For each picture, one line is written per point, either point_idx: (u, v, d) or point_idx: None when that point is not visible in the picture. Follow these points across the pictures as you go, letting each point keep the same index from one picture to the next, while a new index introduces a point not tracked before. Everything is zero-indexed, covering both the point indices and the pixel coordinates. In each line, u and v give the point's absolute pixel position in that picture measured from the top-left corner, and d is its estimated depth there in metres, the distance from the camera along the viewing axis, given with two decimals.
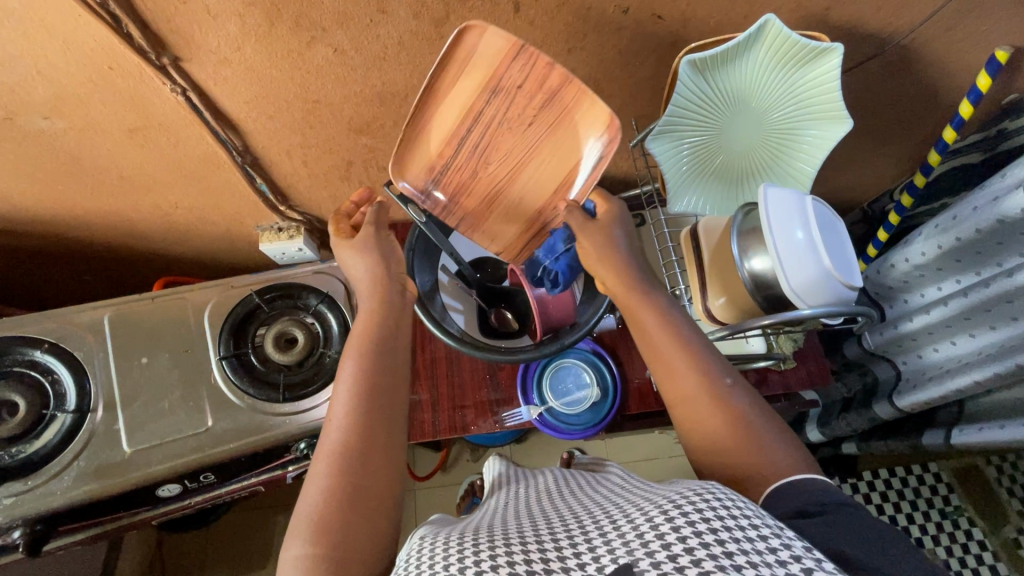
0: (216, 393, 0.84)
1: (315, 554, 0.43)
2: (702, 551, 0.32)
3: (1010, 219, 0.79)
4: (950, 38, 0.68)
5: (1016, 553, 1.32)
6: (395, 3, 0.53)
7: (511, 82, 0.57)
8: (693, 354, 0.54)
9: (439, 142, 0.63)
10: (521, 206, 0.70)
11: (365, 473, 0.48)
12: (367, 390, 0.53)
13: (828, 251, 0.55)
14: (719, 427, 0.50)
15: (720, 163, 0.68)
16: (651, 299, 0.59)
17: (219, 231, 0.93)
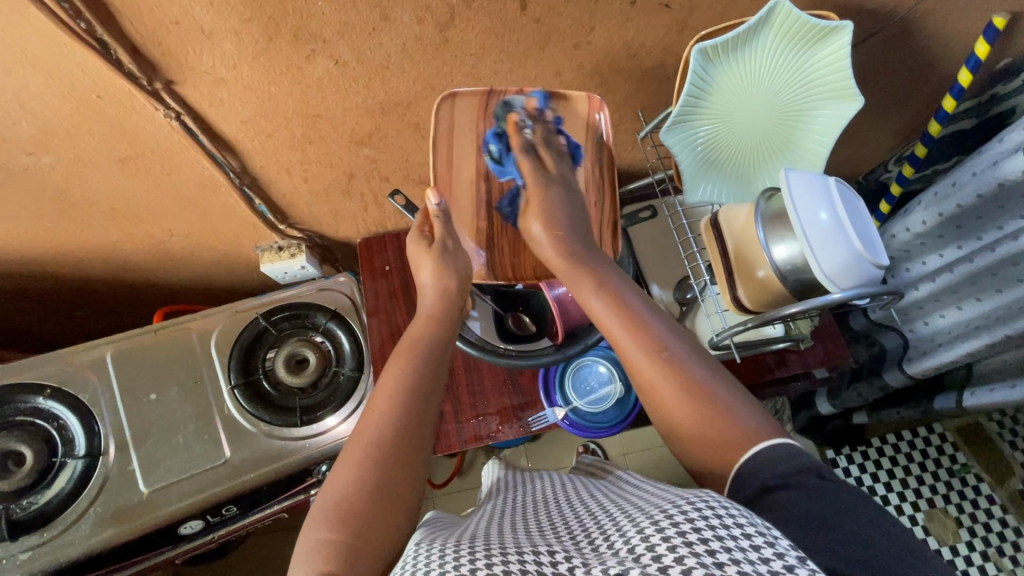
0: (230, 422, 0.82)
1: (336, 541, 0.41)
2: (691, 557, 0.32)
3: (1010, 182, 0.80)
4: (950, 9, 0.68)
5: (1023, 504, 1.36)
6: (398, 10, 0.51)
7: (494, 127, 0.65)
8: (636, 321, 0.51)
9: (469, 197, 0.69)
10: None
11: (399, 466, 0.47)
12: (409, 390, 0.52)
13: (856, 232, 0.53)
14: (679, 393, 0.47)
15: (734, 151, 0.66)
16: (593, 270, 0.57)
17: (218, 256, 0.90)
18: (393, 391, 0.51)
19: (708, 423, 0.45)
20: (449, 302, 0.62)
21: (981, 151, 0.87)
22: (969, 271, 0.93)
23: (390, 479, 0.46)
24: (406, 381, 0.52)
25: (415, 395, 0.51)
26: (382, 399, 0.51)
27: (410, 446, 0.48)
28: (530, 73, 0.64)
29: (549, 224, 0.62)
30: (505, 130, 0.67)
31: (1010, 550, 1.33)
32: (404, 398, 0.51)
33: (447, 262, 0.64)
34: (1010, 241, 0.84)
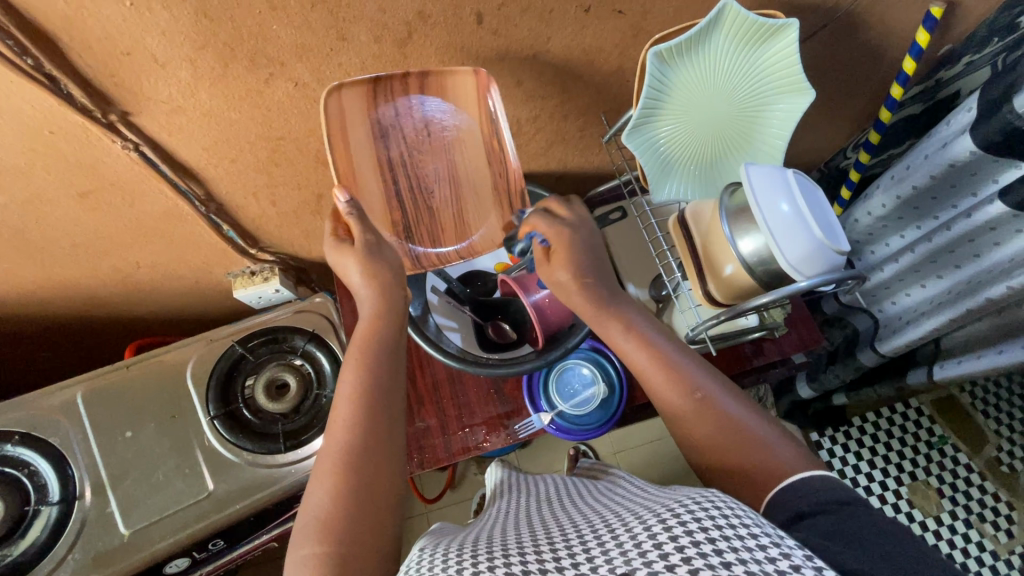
0: (211, 454, 0.80)
1: (323, 554, 0.41)
2: (697, 556, 0.33)
3: (959, 163, 0.86)
4: (889, 2, 0.71)
5: (999, 470, 1.42)
6: (354, 29, 0.51)
7: (392, 112, 0.63)
8: (669, 366, 0.55)
9: (378, 185, 0.69)
10: (483, 200, 0.73)
11: (374, 471, 0.47)
12: (372, 391, 0.51)
13: (817, 221, 0.55)
14: (714, 428, 0.51)
15: (696, 149, 0.68)
16: (623, 309, 0.60)
17: (188, 284, 0.88)
18: (353, 395, 0.51)
19: (728, 451, 0.50)
20: (387, 291, 0.58)
21: (931, 134, 0.92)
22: (929, 249, 0.97)
23: (369, 483, 0.46)
24: (366, 381, 0.52)
25: (379, 401, 0.51)
26: (344, 408, 0.50)
27: (376, 443, 0.48)
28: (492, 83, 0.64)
29: (576, 273, 0.61)
30: (396, 117, 0.64)
31: (991, 515, 1.37)
32: (366, 402, 0.50)
33: (370, 257, 0.58)
34: (964, 219, 0.88)
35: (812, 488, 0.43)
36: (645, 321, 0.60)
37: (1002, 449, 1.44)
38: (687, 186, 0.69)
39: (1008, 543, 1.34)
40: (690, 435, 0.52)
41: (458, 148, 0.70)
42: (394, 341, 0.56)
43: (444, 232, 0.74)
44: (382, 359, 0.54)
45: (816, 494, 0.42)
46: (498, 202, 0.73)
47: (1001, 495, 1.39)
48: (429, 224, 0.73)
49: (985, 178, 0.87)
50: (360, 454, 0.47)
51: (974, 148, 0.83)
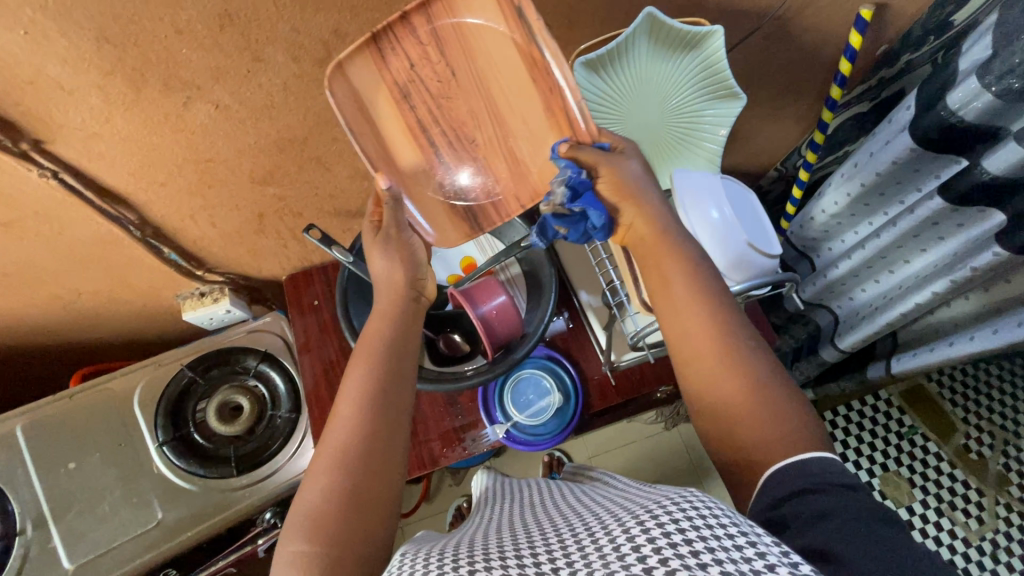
0: (161, 482, 0.79)
1: (309, 553, 0.41)
2: (670, 550, 0.32)
3: (903, 159, 0.88)
4: (816, 6, 0.72)
5: (967, 457, 1.43)
6: (270, 51, 0.51)
7: (406, 64, 0.52)
8: (707, 313, 0.51)
9: (419, 149, 0.58)
10: (541, 135, 0.58)
11: (369, 469, 0.46)
12: (376, 389, 0.51)
13: (743, 226, 0.57)
14: (738, 383, 0.48)
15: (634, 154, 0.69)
16: (674, 249, 0.55)
17: (135, 308, 0.86)
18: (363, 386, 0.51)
19: (735, 409, 0.47)
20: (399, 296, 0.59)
21: (877, 131, 0.93)
22: (879, 246, 0.98)
23: (364, 480, 0.45)
24: (371, 377, 0.52)
25: (381, 399, 0.51)
26: (344, 405, 0.50)
27: (376, 438, 0.48)
28: None
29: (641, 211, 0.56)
30: (412, 68, 0.53)
31: (962, 503, 1.39)
32: (367, 400, 0.50)
33: (393, 247, 0.59)
34: (908, 215, 0.90)
35: (829, 471, 0.41)
36: (697, 265, 0.54)
37: (970, 436, 1.46)
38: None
39: (979, 530, 1.35)
40: (709, 378, 0.49)
41: (496, 78, 0.54)
42: (397, 336, 0.56)
43: (506, 183, 0.62)
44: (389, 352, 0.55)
45: (830, 475, 0.40)
46: (553, 122, 0.56)
47: (971, 482, 1.40)
48: (482, 172, 0.61)
49: (928, 174, 0.89)
50: (350, 451, 0.47)
51: (914, 144, 0.84)
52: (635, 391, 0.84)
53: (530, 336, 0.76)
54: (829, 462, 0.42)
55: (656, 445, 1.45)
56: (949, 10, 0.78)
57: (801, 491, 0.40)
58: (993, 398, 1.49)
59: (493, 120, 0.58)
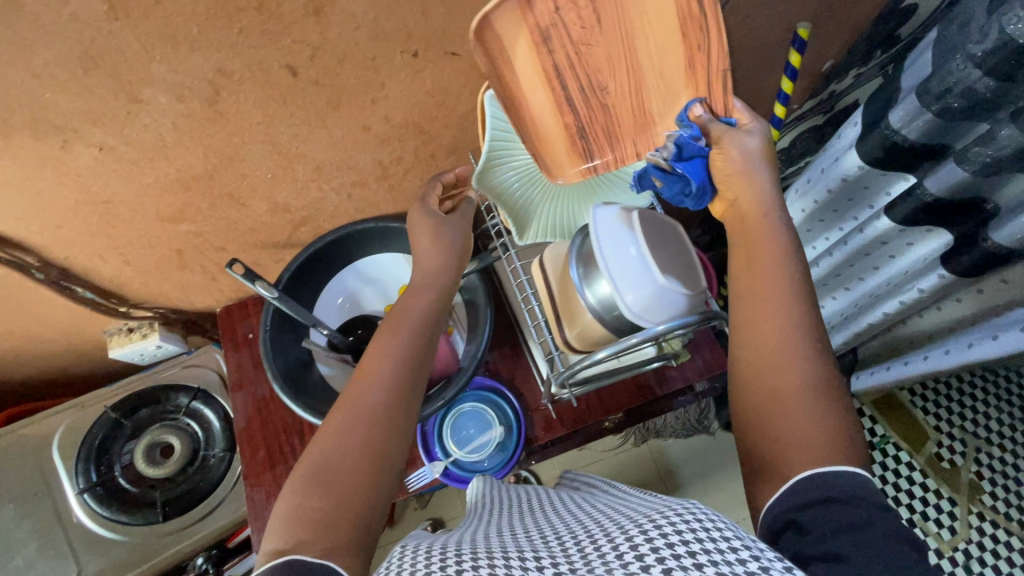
0: (81, 531, 0.76)
1: (313, 504, 0.47)
2: (672, 560, 0.33)
3: (852, 177, 0.79)
4: (750, 24, 0.70)
5: (941, 467, 1.30)
6: (148, 91, 0.47)
7: (552, 9, 0.45)
8: (789, 283, 0.52)
9: (551, 102, 0.53)
10: (670, 87, 0.55)
11: (382, 432, 0.52)
12: (403, 362, 0.57)
13: (659, 265, 0.55)
14: (791, 351, 0.50)
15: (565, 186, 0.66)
16: (769, 227, 0.55)
17: (58, 347, 0.83)
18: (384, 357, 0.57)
19: (764, 369, 0.50)
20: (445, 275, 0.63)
21: (831, 144, 0.85)
22: (833, 263, 0.94)
23: (378, 446, 0.51)
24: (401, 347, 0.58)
25: (408, 374, 0.56)
26: (375, 367, 0.56)
27: (395, 409, 0.54)
28: (334, 131, 0.60)
29: (745, 189, 0.55)
30: (559, 15, 0.45)
31: (936, 516, 1.26)
32: (396, 368, 0.56)
33: (434, 233, 0.63)
34: (858, 234, 0.86)
35: (860, 487, 0.41)
36: (786, 245, 0.54)
37: (941, 444, 1.32)
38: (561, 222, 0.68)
39: (951, 540, 1.23)
40: (763, 343, 0.51)
41: (642, 25, 0.49)
42: (430, 312, 0.61)
43: (626, 136, 0.58)
44: (420, 326, 0.60)
45: (856, 490, 0.41)
46: (690, 80, 0.54)
47: (944, 492, 1.27)
48: (604, 125, 0.56)
49: (879, 191, 0.80)
50: (359, 420, 0.53)
51: (862, 163, 0.76)
52: (580, 422, 0.81)
53: (461, 377, 0.72)
54: (857, 478, 0.42)
55: (625, 460, 1.41)
56: (891, 25, 0.76)
57: (827, 499, 0.41)
58: (966, 404, 1.35)
59: (631, 73, 0.53)
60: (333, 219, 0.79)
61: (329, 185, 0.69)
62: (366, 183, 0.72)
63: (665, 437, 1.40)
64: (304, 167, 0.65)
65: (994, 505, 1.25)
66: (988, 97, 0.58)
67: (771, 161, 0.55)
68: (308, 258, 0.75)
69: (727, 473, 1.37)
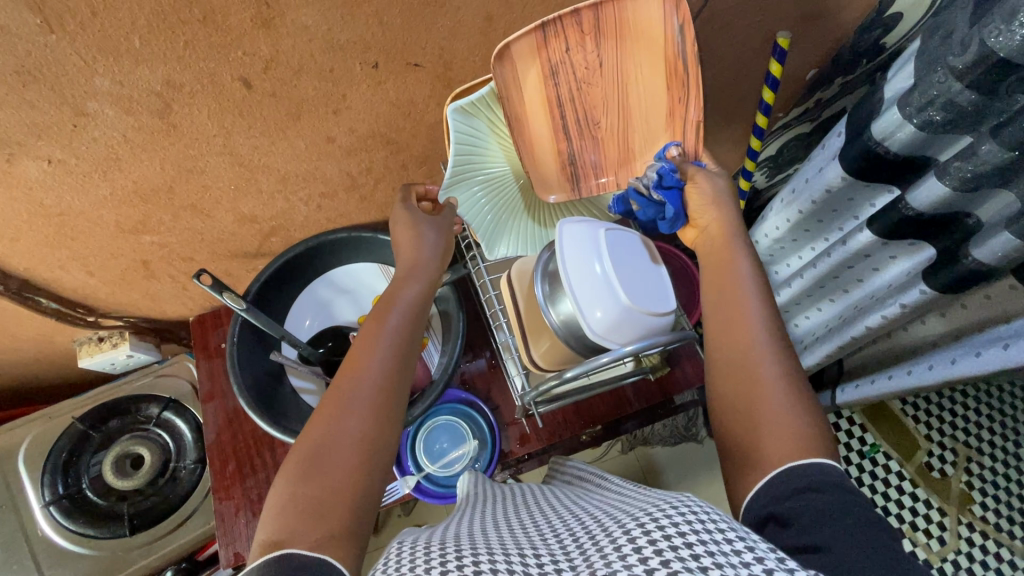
0: (48, 544, 0.76)
1: (300, 496, 0.43)
2: (675, 558, 0.31)
3: (836, 188, 0.76)
4: (728, 33, 0.68)
5: (931, 476, 1.28)
6: (94, 104, 0.46)
7: (563, 48, 0.48)
8: (756, 302, 0.53)
9: (549, 130, 0.55)
10: (654, 133, 0.56)
11: (375, 420, 0.48)
12: (391, 349, 0.53)
13: (623, 284, 0.54)
14: (764, 367, 0.50)
15: (536, 201, 0.66)
16: (737, 250, 0.56)
17: (27, 357, 0.82)
18: (369, 343, 0.53)
19: (737, 386, 0.50)
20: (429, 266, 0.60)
21: (816, 153, 0.82)
22: (816, 275, 0.92)
23: (370, 433, 0.47)
24: (388, 334, 0.54)
25: (397, 361, 0.53)
26: (360, 353, 0.52)
27: (386, 399, 0.50)
28: (296, 142, 0.59)
29: (718, 215, 0.57)
30: (566, 54, 0.49)
31: (923, 523, 1.24)
32: (383, 355, 0.52)
33: (421, 225, 0.60)
34: (840, 247, 0.84)
35: (818, 473, 0.42)
36: (754, 270, 0.55)
37: (932, 454, 1.30)
38: (534, 240, 0.68)
39: (940, 551, 1.21)
40: (734, 360, 0.51)
41: (636, 74, 0.52)
42: (416, 300, 0.57)
43: (608, 165, 0.59)
44: (404, 314, 0.56)
45: (828, 479, 0.42)
46: (668, 122, 0.55)
47: (933, 502, 1.25)
48: (592, 151, 0.57)
49: (862, 203, 0.79)
50: (352, 406, 0.48)
51: (845, 174, 0.73)
52: (556, 436, 0.79)
53: (430, 392, 0.69)
54: (829, 470, 0.42)
55: (615, 464, 1.37)
56: (876, 34, 0.73)
57: (804, 490, 0.41)
58: (958, 413, 1.33)
59: (624, 113, 0.55)
60: (304, 230, 0.78)
61: (297, 196, 0.68)
62: (335, 194, 0.70)
63: (653, 444, 1.36)
64: (268, 179, 0.63)
65: (984, 515, 1.23)
66: (970, 110, 0.56)
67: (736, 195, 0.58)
68: (279, 268, 0.73)
69: (715, 478, 1.32)
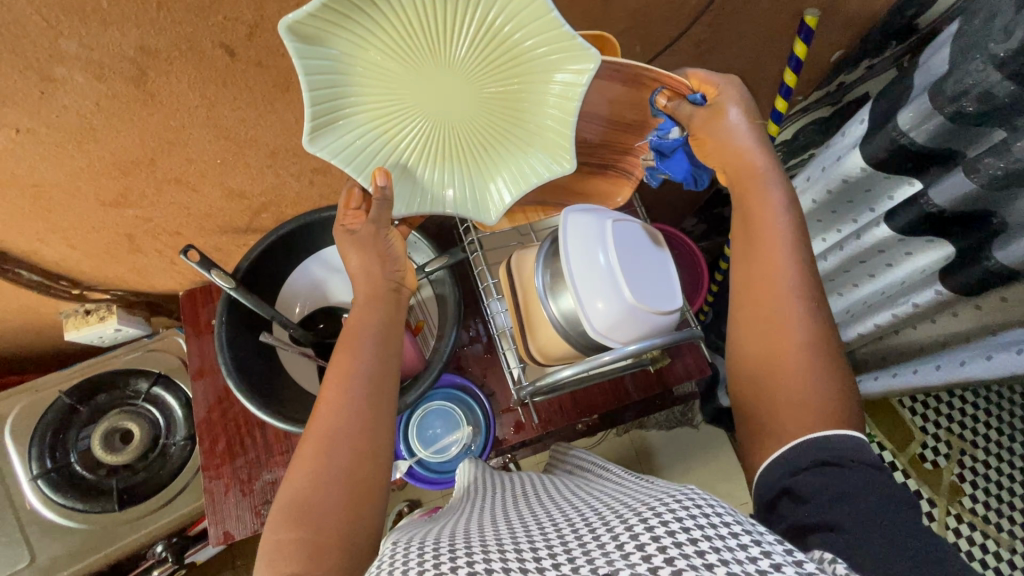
0: (37, 516, 0.76)
1: (296, 539, 0.42)
2: (682, 560, 0.29)
3: (854, 178, 0.72)
4: (753, 9, 0.64)
5: (924, 468, 1.27)
6: (62, 69, 0.43)
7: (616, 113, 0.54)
8: (786, 237, 0.49)
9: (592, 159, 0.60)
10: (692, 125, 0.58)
11: (356, 454, 0.46)
12: (357, 378, 0.50)
13: (629, 280, 0.51)
14: (789, 326, 0.46)
15: (490, 136, 0.51)
16: (766, 191, 0.50)
17: (13, 330, 0.80)
18: (342, 371, 0.50)
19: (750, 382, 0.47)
20: (378, 287, 0.56)
21: (833, 140, 0.77)
22: (826, 268, 0.88)
23: (359, 449, 0.46)
24: (350, 369, 0.50)
25: (371, 389, 0.50)
26: (330, 393, 0.49)
27: (369, 435, 0.48)
28: (286, 116, 0.55)
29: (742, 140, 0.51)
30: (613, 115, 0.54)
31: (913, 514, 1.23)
32: (353, 390, 0.49)
33: (370, 247, 0.55)
34: (854, 240, 0.80)
35: (849, 448, 0.41)
36: (787, 203, 0.50)
37: (926, 445, 1.29)
38: (523, 175, 0.53)
39: None
40: (758, 308, 0.48)
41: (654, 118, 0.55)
42: (384, 325, 0.55)
43: None
44: (378, 340, 0.53)
45: (848, 452, 0.41)
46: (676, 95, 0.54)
47: (924, 493, 1.24)
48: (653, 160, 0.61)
49: (881, 195, 0.74)
50: (336, 428, 0.47)
51: (865, 165, 0.68)
52: (553, 424, 0.78)
53: (425, 378, 0.67)
54: (850, 440, 0.41)
55: (611, 445, 1.36)
56: (909, 14, 0.67)
57: (823, 464, 0.41)
58: (956, 405, 1.31)
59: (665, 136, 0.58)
60: (296, 206, 0.74)
61: (287, 171, 0.64)
62: (329, 170, 0.67)
63: (648, 428, 1.36)
64: (257, 153, 0.60)
65: (973, 507, 1.23)
66: (1007, 102, 0.51)
67: (754, 123, 0.52)
68: (268, 246, 0.70)
69: (710, 464, 1.32)
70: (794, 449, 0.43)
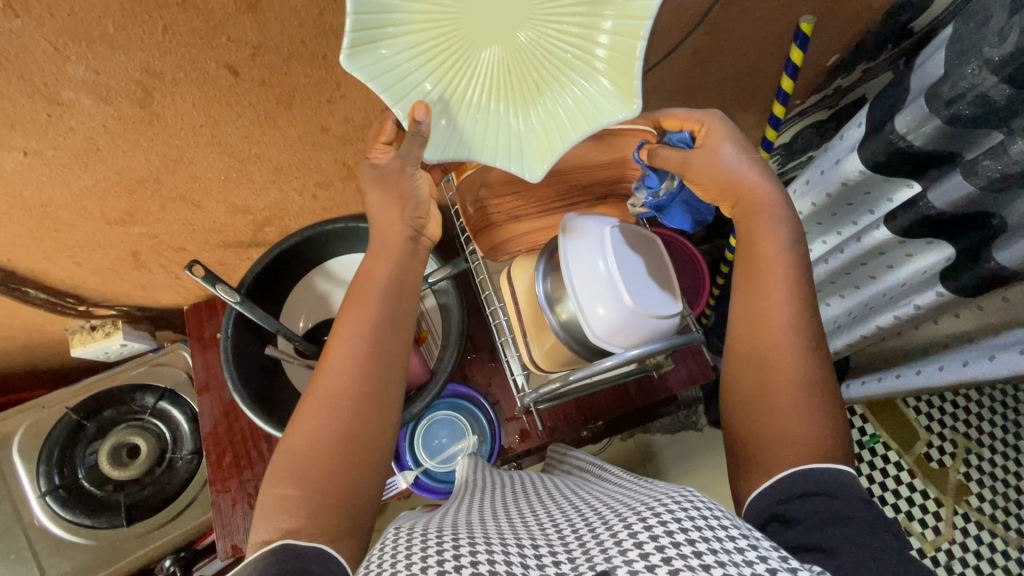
0: (45, 532, 0.76)
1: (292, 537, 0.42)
2: (679, 560, 0.29)
3: (852, 182, 0.72)
4: (749, 18, 0.64)
5: (930, 467, 1.26)
6: (70, 94, 0.43)
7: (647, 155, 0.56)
8: (792, 279, 0.49)
9: (594, 171, 0.61)
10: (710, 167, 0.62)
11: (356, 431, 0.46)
12: (368, 349, 0.49)
13: (628, 285, 0.52)
14: (775, 332, 0.48)
15: (538, 75, 0.47)
16: (774, 226, 0.51)
17: (21, 348, 0.80)
18: (350, 339, 0.49)
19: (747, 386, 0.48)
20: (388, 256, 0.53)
21: (832, 142, 0.77)
22: (827, 271, 0.89)
23: (345, 445, 0.45)
24: (360, 340, 0.49)
25: (376, 373, 0.48)
26: (337, 362, 0.48)
27: (371, 420, 0.47)
28: (290, 133, 0.56)
29: (748, 175, 0.51)
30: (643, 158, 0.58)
31: (919, 513, 1.22)
32: (362, 361, 0.48)
33: (392, 184, 0.50)
34: (855, 243, 0.80)
35: (837, 480, 0.42)
36: (793, 240, 0.51)
37: (931, 445, 1.28)
38: (577, 119, 0.48)
39: (935, 540, 1.20)
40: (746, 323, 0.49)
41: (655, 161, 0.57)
42: (395, 281, 0.52)
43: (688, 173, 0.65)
44: (389, 298, 0.51)
45: (834, 483, 0.42)
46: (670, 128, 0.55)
47: (930, 492, 1.24)
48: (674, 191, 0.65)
49: (880, 197, 0.74)
50: (327, 420, 0.46)
51: (863, 168, 0.69)
52: (557, 432, 0.78)
53: (430, 389, 0.66)
54: (842, 475, 0.42)
55: (617, 449, 1.35)
56: (904, 17, 0.68)
57: (811, 494, 0.41)
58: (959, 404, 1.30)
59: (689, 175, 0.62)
60: (299, 219, 0.75)
61: (290, 185, 0.65)
62: (331, 184, 0.67)
63: (652, 432, 1.35)
64: (260, 169, 0.60)
65: (980, 506, 1.22)
66: (1003, 105, 0.52)
67: (756, 161, 0.52)
68: (272, 260, 0.70)
69: (715, 466, 1.32)
70: (789, 477, 0.43)
